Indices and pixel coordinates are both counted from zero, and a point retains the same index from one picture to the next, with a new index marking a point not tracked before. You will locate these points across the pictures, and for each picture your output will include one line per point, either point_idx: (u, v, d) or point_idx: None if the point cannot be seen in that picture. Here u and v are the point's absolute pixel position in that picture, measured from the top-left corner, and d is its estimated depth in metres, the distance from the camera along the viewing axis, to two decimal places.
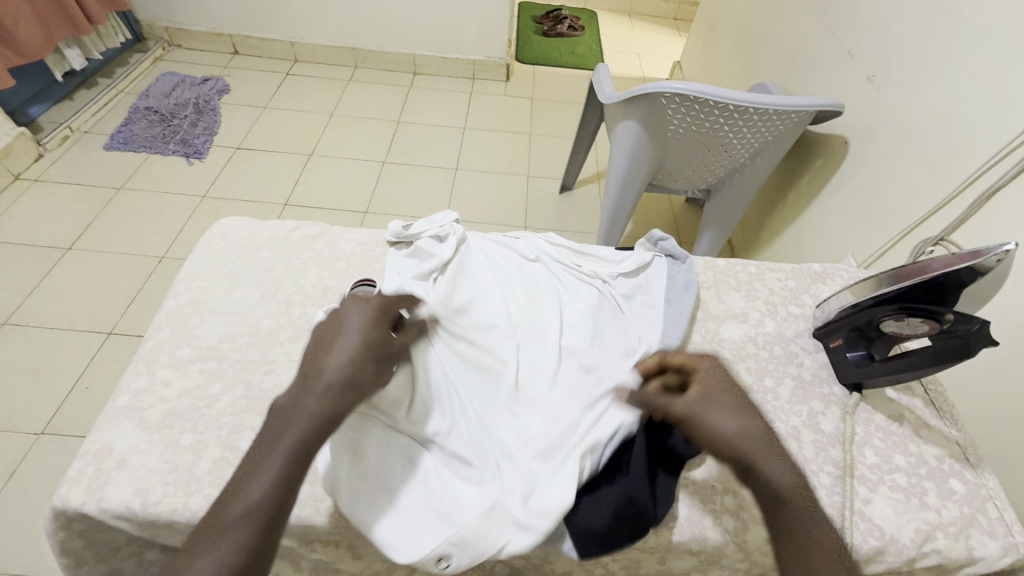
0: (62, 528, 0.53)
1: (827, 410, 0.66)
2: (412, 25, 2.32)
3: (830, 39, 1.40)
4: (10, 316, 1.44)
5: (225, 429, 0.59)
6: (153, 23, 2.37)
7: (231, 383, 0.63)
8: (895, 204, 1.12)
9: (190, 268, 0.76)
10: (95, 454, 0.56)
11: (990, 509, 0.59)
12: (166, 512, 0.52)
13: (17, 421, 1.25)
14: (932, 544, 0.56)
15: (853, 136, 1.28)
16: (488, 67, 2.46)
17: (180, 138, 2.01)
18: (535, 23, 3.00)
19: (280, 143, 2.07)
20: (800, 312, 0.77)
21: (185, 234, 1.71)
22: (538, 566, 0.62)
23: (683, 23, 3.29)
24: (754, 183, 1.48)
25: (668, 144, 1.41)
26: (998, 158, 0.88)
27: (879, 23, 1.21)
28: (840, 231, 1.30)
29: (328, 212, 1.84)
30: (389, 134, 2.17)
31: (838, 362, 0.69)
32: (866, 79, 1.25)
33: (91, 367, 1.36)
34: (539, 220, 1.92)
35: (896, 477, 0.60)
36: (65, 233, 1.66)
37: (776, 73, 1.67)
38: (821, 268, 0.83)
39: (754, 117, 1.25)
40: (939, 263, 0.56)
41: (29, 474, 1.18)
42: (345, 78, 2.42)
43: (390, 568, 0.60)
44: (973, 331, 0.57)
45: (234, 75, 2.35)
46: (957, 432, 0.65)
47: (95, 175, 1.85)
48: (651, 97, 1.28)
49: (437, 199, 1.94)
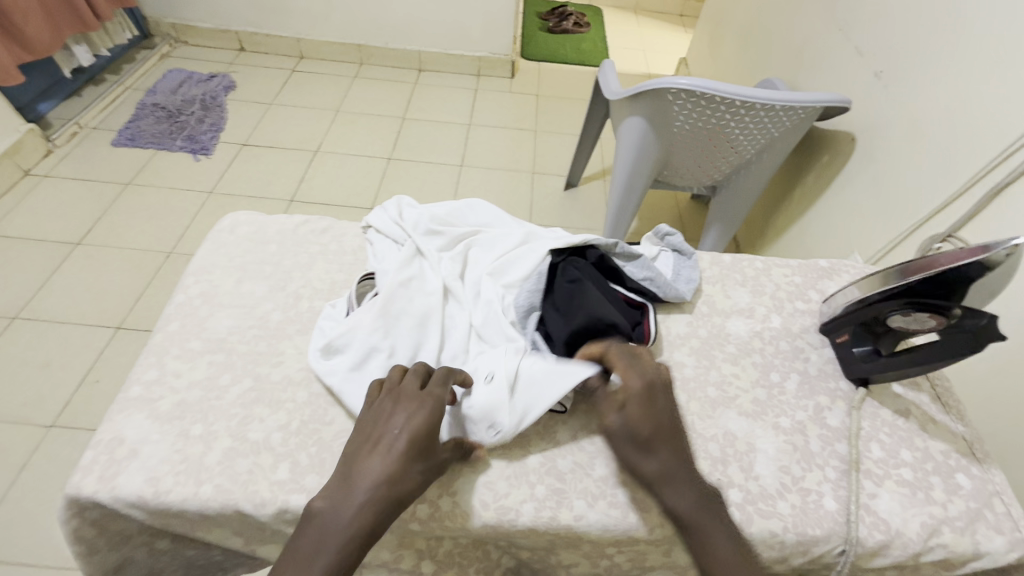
0: (76, 516, 0.54)
1: (832, 405, 0.66)
2: (417, 21, 2.32)
3: (837, 34, 1.39)
4: (20, 310, 1.46)
5: (235, 420, 0.60)
6: (160, 19, 2.38)
7: (240, 375, 0.64)
8: (902, 201, 1.11)
9: (199, 262, 0.77)
10: (107, 443, 0.57)
11: (996, 504, 0.59)
12: (178, 500, 0.53)
13: (28, 414, 1.27)
14: (938, 538, 0.56)
15: (860, 132, 1.27)
16: (493, 63, 2.46)
17: (187, 134, 2.02)
18: (540, 20, 3.00)
19: (286, 140, 2.08)
20: (806, 308, 0.77)
21: (192, 230, 1.72)
22: (544, 558, 0.62)
23: (689, 19, 3.28)
24: (760, 179, 1.48)
25: (674, 140, 1.40)
26: (1007, 153, 0.88)
27: (887, 18, 1.20)
28: (846, 227, 1.30)
29: (334, 208, 1.85)
30: (394, 131, 2.18)
31: (844, 358, 0.69)
32: (873, 74, 1.24)
33: (101, 361, 1.38)
34: (544, 216, 1.92)
35: (902, 472, 0.60)
36: (74, 228, 1.67)
37: (783, 70, 1.67)
38: (828, 264, 0.83)
39: (761, 113, 1.25)
40: (946, 258, 0.57)
41: (38, 466, 1.20)
42: (351, 75, 2.42)
43: (397, 559, 0.60)
44: (982, 326, 0.56)
45: (241, 72, 2.36)
46: (963, 428, 0.65)
47: (103, 171, 1.86)
48: (657, 93, 1.28)
49: (442, 195, 1.94)
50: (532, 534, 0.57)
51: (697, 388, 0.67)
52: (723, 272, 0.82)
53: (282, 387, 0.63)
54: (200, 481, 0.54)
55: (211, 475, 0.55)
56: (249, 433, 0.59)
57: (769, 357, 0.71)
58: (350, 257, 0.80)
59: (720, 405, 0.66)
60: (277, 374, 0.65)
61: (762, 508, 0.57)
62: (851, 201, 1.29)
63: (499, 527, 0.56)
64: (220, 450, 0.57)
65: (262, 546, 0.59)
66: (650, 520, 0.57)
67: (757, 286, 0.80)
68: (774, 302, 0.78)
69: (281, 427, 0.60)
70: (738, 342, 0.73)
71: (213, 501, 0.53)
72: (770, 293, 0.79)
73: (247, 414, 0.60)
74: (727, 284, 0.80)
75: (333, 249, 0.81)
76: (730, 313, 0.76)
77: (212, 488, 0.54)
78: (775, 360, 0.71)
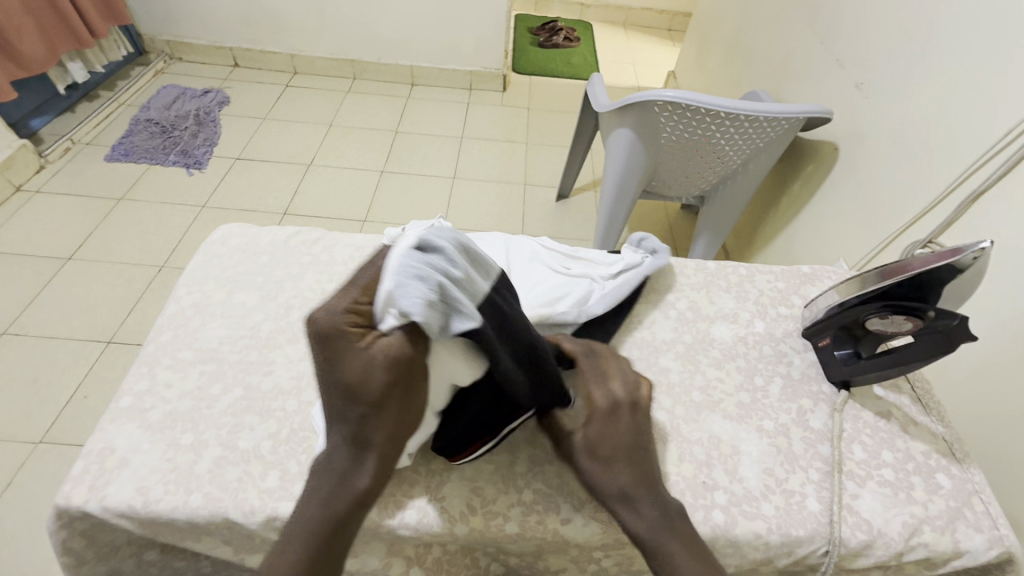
0: (65, 526, 0.54)
1: (815, 408, 0.67)
2: (409, 37, 2.37)
3: (820, 47, 1.43)
4: (10, 326, 1.45)
5: (225, 429, 0.60)
6: (155, 36, 2.40)
7: (231, 384, 0.65)
8: (885, 208, 1.14)
9: (191, 273, 0.78)
10: (97, 453, 0.57)
11: (976, 503, 0.60)
12: (167, 509, 0.53)
13: (14, 430, 1.26)
14: (919, 537, 0.57)
15: (843, 142, 1.30)
16: (485, 77, 2.50)
17: (180, 149, 2.03)
18: (532, 35, 3.05)
19: (280, 153, 2.09)
20: (789, 312, 0.79)
21: (184, 244, 1.73)
22: (532, 564, 0.63)
23: (677, 34, 3.34)
24: (747, 189, 1.51)
25: (661, 151, 1.43)
26: (982, 160, 0.90)
27: (867, 32, 1.24)
28: (832, 235, 1.32)
29: (327, 220, 1.86)
30: (387, 144, 2.20)
31: (826, 361, 0.70)
32: (855, 87, 1.27)
33: (91, 376, 1.37)
34: (536, 227, 1.94)
35: (885, 472, 0.61)
36: (65, 243, 1.67)
37: (767, 83, 1.70)
38: (810, 270, 0.85)
39: (746, 124, 1.28)
40: (919, 261, 0.58)
41: (26, 483, 1.19)
42: (344, 89, 2.45)
43: (387, 567, 0.60)
44: (953, 326, 0.57)
45: (235, 87, 2.39)
46: (943, 429, 0.66)
47: (96, 185, 1.87)
48: (643, 105, 1.31)
49: (434, 207, 1.96)
50: (520, 539, 0.57)
51: (684, 394, 0.68)
52: (708, 279, 0.83)
53: (273, 396, 0.64)
54: (189, 489, 0.55)
55: (201, 483, 0.55)
56: (239, 441, 0.59)
57: (753, 361, 0.72)
58: (341, 269, 0.81)
59: (705, 408, 0.67)
60: (268, 383, 0.65)
61: (747, 510, 0.58)
62: (834, 210, 1.32)
63: (485, 532, 0.57)
64: (210, 459, 0.57)
65: (250, 556, 0.60)
66: None
67: (741, 292, 0.81)
68: (757, 307, 0.79)
69: (271, 435, 0.60)
70: (723, 347, 0.74)
71: (202, 510, 0.54)
72: (754, 298, 0.81)
73: (238, 423, 0.61)
74: (712, 291, 0.81)
75: (323, 259, 0.82)
76: (715, 319, 0.77)
77: (201, 496, 0.54)
78: (759, 364, 0.72)
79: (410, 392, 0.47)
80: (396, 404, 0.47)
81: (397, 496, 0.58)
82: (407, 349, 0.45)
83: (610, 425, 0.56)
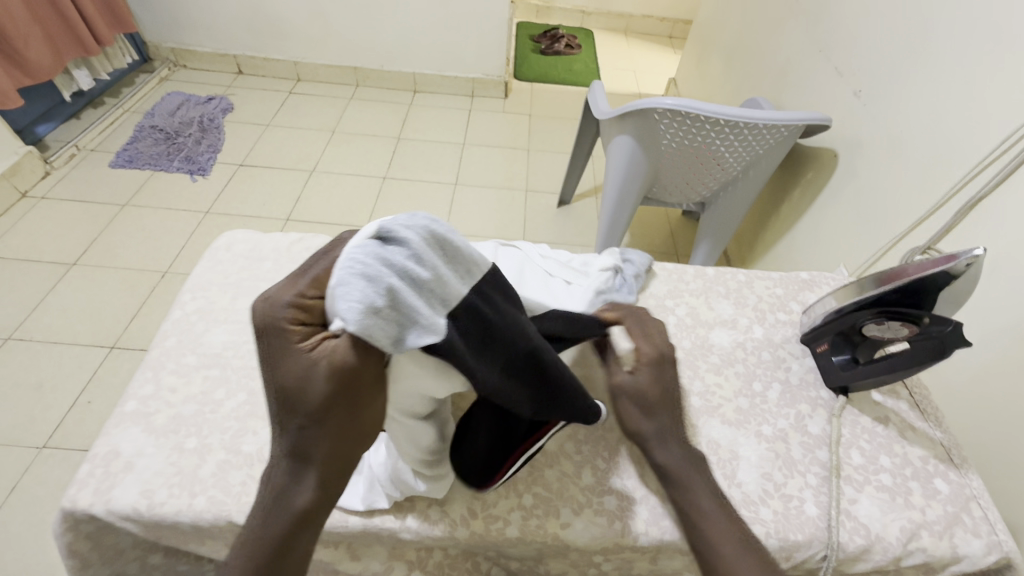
0: (70, 529, 0.55)
1: (814, 413, 0.68)
2: (412, 45, 2.39)
3: (819, 55, 1.44)
4: (14, 331, 1.46)
5: (229, 433, 0.61)
6: (160, 44, 2.43)
7: (235, 389, 0.65)
8: (884, 214, 1.14)
9: (195, 278, 0.79)
10: (103, 457, 0.58)
11: (974, 508, 0.60)
12: (171, 513, 0.54)
13: (18, 435, 1.27)
14: (918, 542, 0.57)
15: (843, 149, 1.31)
16: (487, 84, 2.52)
17: (184, 155, 2.05)
18: (533, 42, 3.08)
19: (283, 160, 2.11)
20: (787, 318, 0.79)
21: (188, 250, 1.74)
22: (533, 569, 0.64)
23: (677, 41, 3.37)
24: (747, 195, 1.52)
25: (661, 158, 1.44)
26: (979, 169, 0.91)
27: (865, 40, 1.25)
28: (831, 241, 1.33)
29: (330, 227, 1.88)
30: (390, 150, 2.22)
31: (824, 367, 0.70)
32: (854, 94, 1.28)
33: (94, 381, 1.38)
34: (537, 233, 1.95)
35: (882, 478, 0.62)
36: (70, 249, 1.69)
37: (767, 90, 1.72)
38: (809, 276, 0.86)
39: (745, 131, 1.29)
40: (914, 268, 0.60)
41: (29, 488, 1.19)
42: (347, 97, 2.47)
43: (388, 571, 0.61)
44: (947, 333, 0.58)
45: (239, 94, 2.41)
46: (941, 434, 0.66)
47: (101, 192, 1.89)
48: (644, 113, 1.32)
49: (436, 213, 1.97)
50: (520, 543, 0.58)
51: (683, 399, 0.68)
52: (707, 285, 0.84)
53: None
54: (193, 493, 0.55)
55: (205, 487, 0.56)
56: (243, 445, 0.60)
57: (752, 367, 0.73)
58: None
59: (704, 413, 0.67)
60: None
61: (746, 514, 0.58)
62: (834, 217, 1.33)
63: (485, 536, 0.57)
64: (214, 463, 0.58)
65: None
66: (635, 527, 0.58)
67: (740, 298, 0.82)
68: (756, 313, 0.80)
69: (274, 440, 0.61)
70: (722, 352, 0.74)
71: (206, 513, 0.54)
72: (753, 304, 0.81)
73: (242, 427, 0.62)
74: (711, 297, 0.82)
75: None
76: (714, 324, 0.78)
77: (206, 500, 0.55)
78: (757, 369, 0.72)
79: (357, 402, 0.44)
80: (339, 417, 0.44)
81: (398, 500, 0.59)
82: (351, 354, 0.43)
83: (655, 372, 0.59)
